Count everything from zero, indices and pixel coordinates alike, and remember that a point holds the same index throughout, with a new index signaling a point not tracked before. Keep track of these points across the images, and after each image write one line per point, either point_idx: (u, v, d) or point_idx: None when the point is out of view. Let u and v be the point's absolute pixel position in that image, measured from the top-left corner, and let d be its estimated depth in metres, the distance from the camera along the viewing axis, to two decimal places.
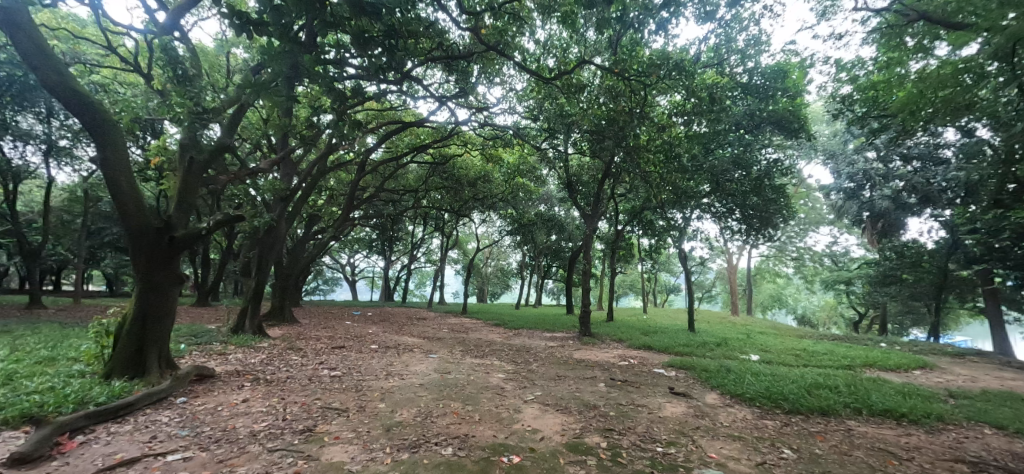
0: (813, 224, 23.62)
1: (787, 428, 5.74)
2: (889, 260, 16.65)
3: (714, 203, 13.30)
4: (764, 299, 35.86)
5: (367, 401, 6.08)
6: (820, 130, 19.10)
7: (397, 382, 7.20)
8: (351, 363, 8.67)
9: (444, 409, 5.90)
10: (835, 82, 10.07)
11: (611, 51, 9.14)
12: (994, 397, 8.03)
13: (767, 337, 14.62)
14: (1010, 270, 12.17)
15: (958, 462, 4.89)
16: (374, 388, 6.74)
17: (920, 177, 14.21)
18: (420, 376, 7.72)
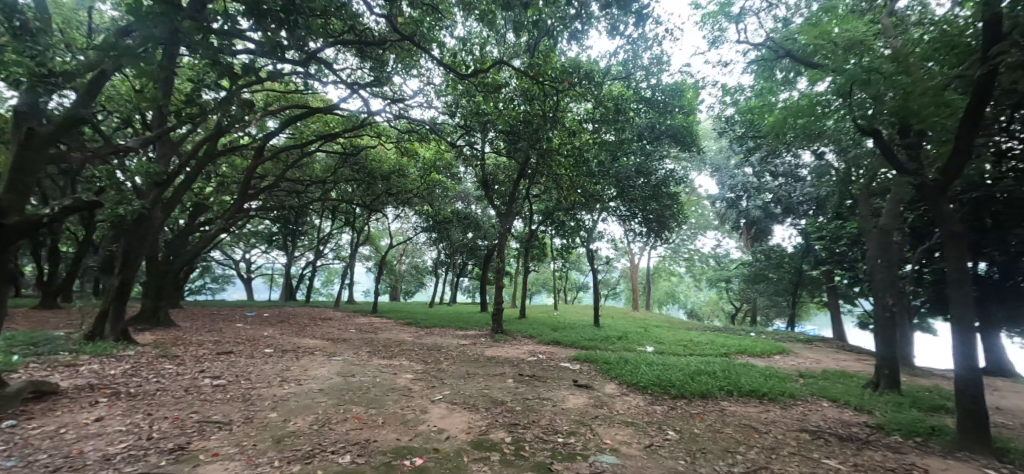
0: (701, 229, 26.33)
1: (672, 412, 6.34)
2: (760, 262, 19.08)
3: (619, 207, 14.11)
4: (661, 296, 39.12)
5: (256, 411, 5.59)
6: (709, 145, 21.35)
7: (293, 388, 6.71)
8: (240, 369, 7.91)
9: (344, 413, 5.61)
10: (721, 104, 11.30)
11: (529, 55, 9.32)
12: (832, 376, 9.60)
13: (661, 330, 15.99)
14: (847, 271, 14.47)
15: (803, 431, 5.76)
16: (265, 397, 6.21)
17: (784, 191, 16.50)
18: (320, 380, 7.28)
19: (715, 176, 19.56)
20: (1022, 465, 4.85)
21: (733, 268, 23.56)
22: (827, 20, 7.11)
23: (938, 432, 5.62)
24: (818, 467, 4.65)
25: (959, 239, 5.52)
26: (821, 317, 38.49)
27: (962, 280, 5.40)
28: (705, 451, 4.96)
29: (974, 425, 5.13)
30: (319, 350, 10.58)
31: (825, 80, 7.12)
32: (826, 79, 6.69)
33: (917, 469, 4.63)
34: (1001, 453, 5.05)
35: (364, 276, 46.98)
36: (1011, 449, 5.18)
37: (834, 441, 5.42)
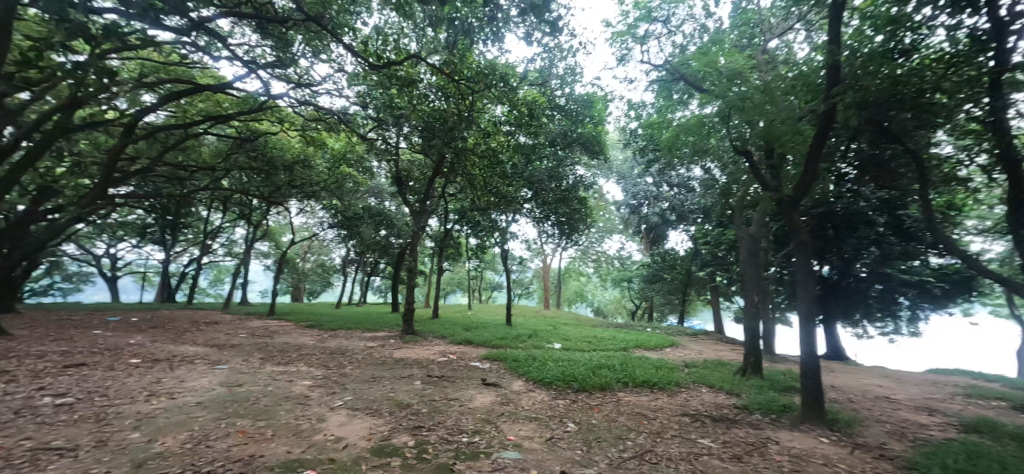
0: (608, 233, 28.15)
1: (574, 405, 6.73)
2: (657, 263, 20.97)
3: (532, 209, 14.52)
4: (570, 295, 40.95)
5: (114, 432, 4.83)
6: (615, 155, 22.95)
7: (164, 403, 5.90)
8: (96, 384, 6.74)
9: (227, 428, 5.07)
10: (626, 117, 12.22)
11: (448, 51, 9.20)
12: (709, 364, 10.92)
13: (569, 328, 16.84)
14: (724, 272, 16.49)
15: (683, 415, 6.49)
16: (126, 415, 5.39)
17: (677, 200, 18.35)
18: (200, 392, 6.49)
19: (620, 183, 21.10)
20: (845, 431, 5.96)
21: (634, 269, 25.55)
22: (714, 51, 8.09)
23: (788, 409, 6.68)
24: (694, 447, 5.28)
25: (807, 246, 6.63)
26: (707, 313, 43.11)
27: (807, 281, 6.51)
28: (601, 440, 5.36)
29: (813, 402, 6.18)
30: (202, 358, 9.41)
31: (707, 106, 8.10)
32: (709, 105, 7.65)
33: (771, 442, 5.46)
34: (832, 423, 6.16)
35: (260, 274, 42.71)
36: (838, 418, 6.34)
37: (709, 423, 6.18)
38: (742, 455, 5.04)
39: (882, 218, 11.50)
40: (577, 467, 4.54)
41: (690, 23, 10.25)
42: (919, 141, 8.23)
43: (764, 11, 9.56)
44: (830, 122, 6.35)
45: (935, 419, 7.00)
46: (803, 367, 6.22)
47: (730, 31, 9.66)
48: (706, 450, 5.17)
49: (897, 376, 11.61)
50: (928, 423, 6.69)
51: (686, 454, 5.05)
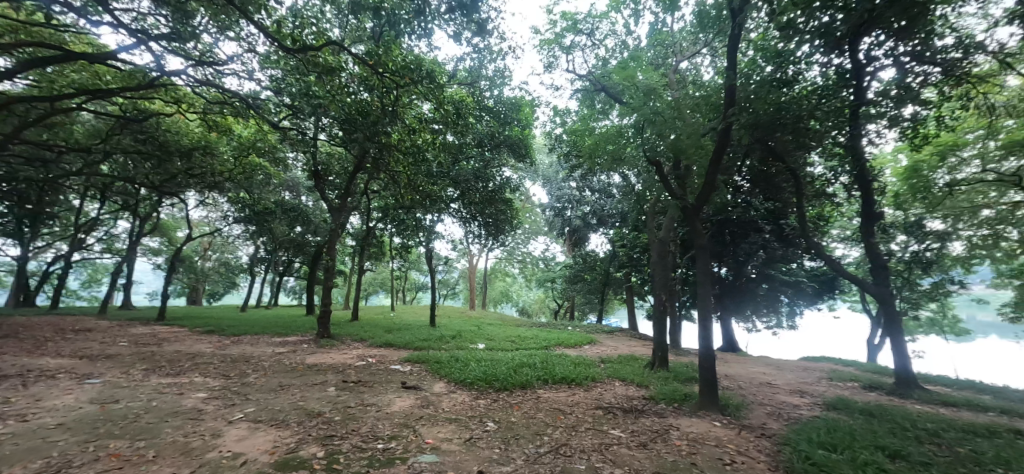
0: (533, 234, 28.77)
1: (494, 404, 6.80)
2: (580, 264, 21.82)
3: (459, 210, 14.46)
4: (496, 295, 41.24)
5: None
6: (541, 158, 23.52)
7: (14, 428, 5.03)
8: None
9: (97, 452, 4.46)
10: (552, 123, 12.58)
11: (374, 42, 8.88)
12: (623, 360, 11.57)
13: (493, 328, 16.95)
14: (638, 273, 17.55)
15: (597, 408, 6.84)
16: None
17: (599, 205, 19.26)
18: (64, 413, 5.62)
19: (546, 187, 21.69)
20: (735, 416, 6.64)
21: (557, 270, 26.35)
22: (632, 66, 8.61)
23: (689, 398, 7.29)
24: (606, 438, 5.58)
25: (706, 250, 7.28)
26: (625, 312, 45.56)
27: (706, 281, 7.18)
28: (518, 438, 5.48)
29: (709, 390, 6.79)
30: (68, 372, 8.15)
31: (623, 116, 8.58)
32: (626, 115, 8.10)
33: (673, 428, 5.93)
34: (724, 409, 6.82)
35: (150, 274, 38.00)
36: (730, 404, 7.04)
37: (619, 414, 6.56)
38: (648, 442, 5.42)
39: (769, 226, 12.95)
40: (493, 466, 4.60)
41: (612, 39, 10.82)
42: (797, 159, 9.45)
43: (677, 34, 10.37)
44: (728, 139, 7.03)
45: (806, 400, 8.04)
46: (701, 359, 6.83)
47: (647, 49, 10.35)
48: (616, 440, 5.49)
49: (779, 364, 13.14)
50: (800, 404, 7.66)
51: (598, 445, 5.32)
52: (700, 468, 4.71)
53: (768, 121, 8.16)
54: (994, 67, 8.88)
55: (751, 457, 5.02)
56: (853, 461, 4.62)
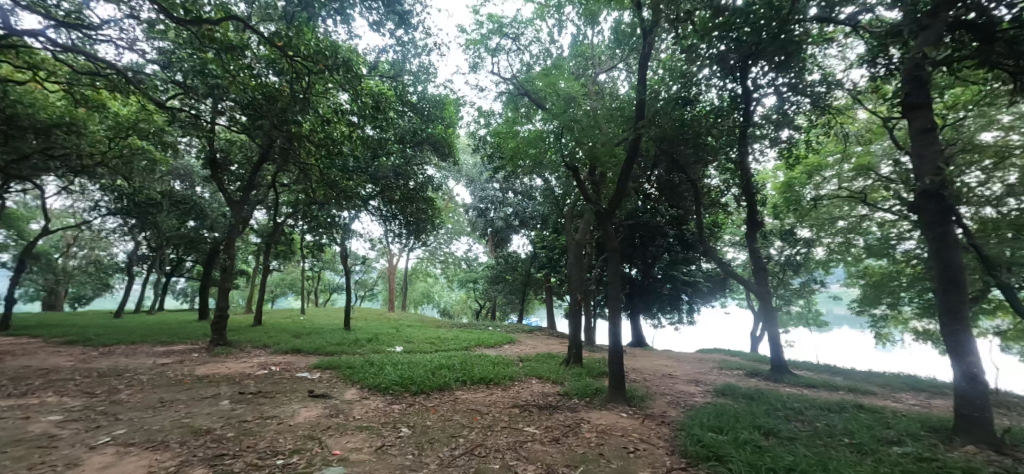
0: (456, 235, 28.50)
1: (410, 408, 6.62)
2: (502, 265, 22.05)
3: (379, 207, 13.73)
4: (416, 296, 40.27)
5: None
6: (465, 158, 23.39)
7: None
8: None
9: None
10: (476, 123, 12.52)
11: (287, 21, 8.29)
12: (540, 358, 11.86)
13: (412, 330, 16.52)
14: (557, 273, 18.13)
15: (514, 406, 6.93)
16: None
17: (521, 207, 19.52)
18: None
19: (469, 187, 21.62)
20: (639, 406, 7.10)
21: (479, 270, 26.36)
22: (553, 74, 8.86)
23: (599, 392, 7.66)
24: (520, 435, 5.67)
25: (617, 252, 7.70)
26: (545, 312, 46.80)
27: (615, 282, 7.57)
28: (433, 442, 5.38)
29: (617, 384, 7.19)
30: None
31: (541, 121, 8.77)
32: (546, 120, 8.31)
33: (584, 422, 6.19)
34: (630, 400, 7.27)
35: None
36: (635, 395, 7.51)
37: (535, 411, 6.72)
38: (560, 437, 5.61)
39: (673, 230, 14.10)
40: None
41: (536, 45, 11.07)
42: (695, 171, 10.42)
43: (597, 47, 10.89)
44: (637, 149, 7.49)
45: (700, 389, 8.83)
46: (611, 353, 7.20)
47: (569, 59, 10.75)
48: (530, 437, 5.61)
49: (679, 356, 14.31)
50: (695, 392, 8.40)
51: (512, 443, 5.40)
52: (607, 457, 4.98)
53: (674, 135, 8.99)
54: (850, 100, 10.42)
55: (652, 444, 5.38)
56: (736, 440, 5.17)
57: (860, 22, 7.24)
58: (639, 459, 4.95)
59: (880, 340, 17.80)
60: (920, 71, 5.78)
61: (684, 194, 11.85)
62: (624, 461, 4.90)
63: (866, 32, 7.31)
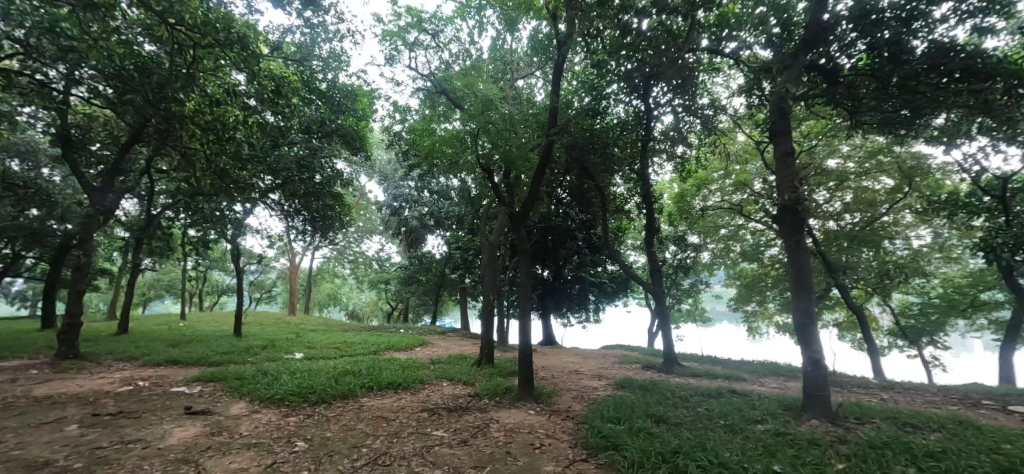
0: (367, 233, 27.20)
1: (307, 419, 6.13)
2: (415, 265, 21.47)
3: (280, 201, 11.66)
4: (322, 298, 37.74)
5: None
6: (379, 153, 22.48)
7: None
8: None
9: None
10: (391, 118, 12.00)
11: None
12: (452, 359, 11.74)
13: (315, 334, 15.43)
14: (471, 273, 18.17)
15: (423, 410, 6.74)
16: None
17: (436, 206, 19.10)
18: None
19: (382, 184, 20.83)
20: (547, 402, 7.30)
21: (391, 271, 25.48)
22: (472, 74, 8.77)
23: (509, 391, 7.73)
24: (428, 440, 5.53)
25: (528, 253, 7.83)
26: (459, 312, 46.60)
27: (527, 283, 7.69)
28: (332, 454, 5.03)
29: (526, 382, 7.31)
30: None
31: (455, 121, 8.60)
32: (462, 120, 8.16)
33: (492, 422, 6.19)
34: (539, 397, 7.43)
35: None
36: (543, 392, 7.69)
37: (443, 414, 6.58)
38: (468, 438, 5.56)
39: (583, 234, 14.79)
40: None
41: (456, 44, 10.92)
42: (603, 179, 11.04)
43: (516, 53, 11.03)
44: (549, 155, 7.73)
45: (603, 383, 9.35)
46: (521, 352, 7.30)
47: (488, 62, 10.77)
48: (438, 442, 5.48)
49: (584, 353, 14.98)
50: (598, 386, 8.85)
51: (419, 448, 5.23)
52: (513, 455, 5.03)
53: (583, 144, 9.88)
54: (730, 124, 11.71)
55: (557, 439, 5.54)
56: (631, 429, 5.51)
57: (740, 57, 8.18)
58: (543, 454, 5.06)
59: (752, 333, 20.23)
60: (780, 103, 6.73)
61: (592, 200, 12.51)
62: (530, 457, 4.99)
63: (745, 65, 8.28)
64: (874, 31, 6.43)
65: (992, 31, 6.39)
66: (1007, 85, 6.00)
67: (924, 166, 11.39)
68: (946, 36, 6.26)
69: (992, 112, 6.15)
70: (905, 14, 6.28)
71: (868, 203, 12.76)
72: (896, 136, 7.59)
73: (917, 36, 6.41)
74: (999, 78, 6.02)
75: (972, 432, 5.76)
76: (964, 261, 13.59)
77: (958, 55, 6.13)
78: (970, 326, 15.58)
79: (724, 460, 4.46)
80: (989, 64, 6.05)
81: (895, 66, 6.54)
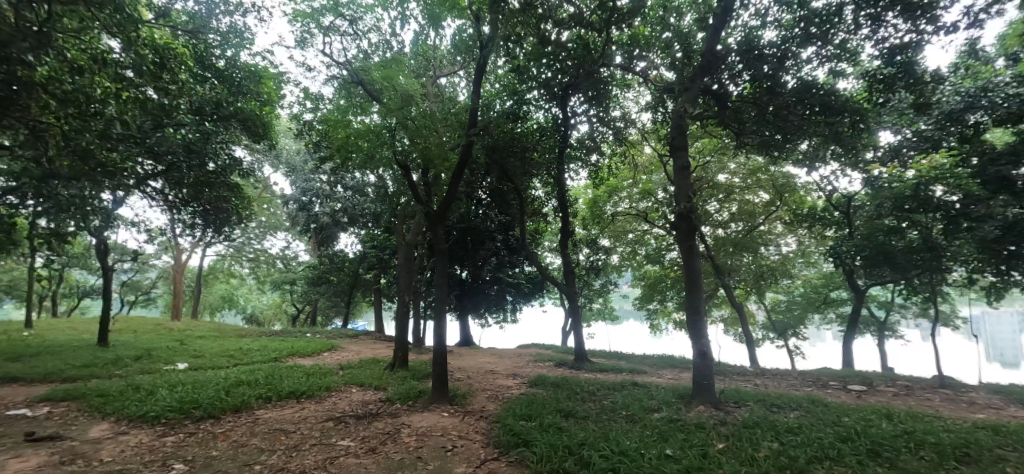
0: (271, 229, 24.96)
1: (189, 439, 5.39)
2: (325, 265, 20.15)
3: (163, 190, 10.17)
4: (214, 301, 33.92)
5: None
6: (287, 143, 20.78)
7: None
8: None
9: None
10: (300, 106, 11.04)
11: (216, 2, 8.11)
12: (363, 364, 11.14)
13: (204, 341, 13.77)
14: (386, 273, 17.45)
15: (328, 420, 6.26)
16: None
17: (350, 202, 18.06)
18: None
19: (290, 176, 19.29)
20: (460, 403, 7.17)
21: (298, 271, 23.68)
22: (391, 67, 8.36)
23: (422, 394, 7.49)
24: (333, 450, 5.13)
25: (445, 253, 7.64)
26: (372, 315, 44.66)
27: (442, 282, 7.51)
28: None
29: (440, 384, 7.13)
30: None
31: (373, 114, 7.99)
32: (379, 115, 7.63)
33: (404, 427, 5.92)
34: (452, 399, 7.29)
35: None
36: (458, 393, 7.56)
37: (351, 422, 6.16)
38: (377, 446, 5.26)
39: (501, 235, 14.85)
40: None
41: (375, 34, 10.38)
42: (522, 182, 11.17)
43: (438, 50, 10.75)
44: (468, 155, 7.62)
45: (516, 381, 9.45)
46: (436, 354, 7.08)
47: (410, 56, 10.37)
48: (343, 452, 5.10)
49: (499, 353, 15.07)
50: (512, 385, 8.92)
51: (322, 460, 4.83)
52: (424, 460, 4.84)
53: (503, 146, 10.01)
54: (638, 136, 12.51)
55: (471, 440, 5.45)
56: (542, 425, 5.58)
57: (648, 75, 8.76)
58: (456, 456, 4.94)
59: (654, 330, 21.75)
60: (680, 121, 7.31)
61: (511, 202, 12.65)
62: (440, 461, 4.83)
63: (652, 84, 8.86)
64: (757, 64, 7.51)
65: (842, 75, 7.68)
66: (852, 120, 7.41)
67: (792, 184, 13.07)
68: (810, 76, 7.51)
69: (841, 141, 7.65)
70: (779, 53, 7.46)
71: (749, 214, 14.37)
72: (770, 155, 8.65)
73: (788, 73, 7.59)
74: (846, 114, 7.37)
75: (822, 409, 6.69)
76: (820, 265, 15.84)
77: (818, 92, 7.41)
78: (823, 320, 18.19)
79: (626, 449, 4.68)
80: (840, 102, 7.39)
81: (771, 96, 7.70)
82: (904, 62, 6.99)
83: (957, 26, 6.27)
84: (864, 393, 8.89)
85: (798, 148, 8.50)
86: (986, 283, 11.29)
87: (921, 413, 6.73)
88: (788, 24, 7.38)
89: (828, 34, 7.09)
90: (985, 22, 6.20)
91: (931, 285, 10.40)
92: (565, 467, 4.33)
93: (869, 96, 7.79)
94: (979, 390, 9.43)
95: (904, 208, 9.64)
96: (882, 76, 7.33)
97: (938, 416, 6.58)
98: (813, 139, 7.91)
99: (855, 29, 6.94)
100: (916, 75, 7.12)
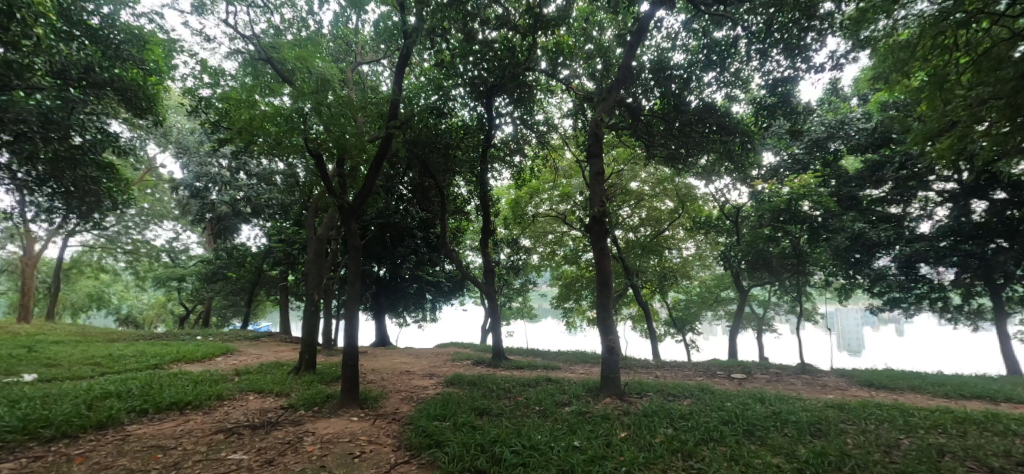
0: (156, 218, 22.01)
1: (33, 464, 4.50)
2: (221, 259, 18.19)
3: (10, 166, 8.45)
4: (79, 300, 29.12)
5: None
6: (180, 122, 18.50)
7: None
8: None
9: None
10: (195, 80, 9.76)
11: (231, 13, 8.43)
12: (262, 368, 10.17)
13: (62, 346, 11.72)
14: (294, 269, 16.21)
15: (217, 433, 5.59)
16: None
17: (253, 191, 16.50)
18: None
19: (181, 159, 17.14)
20: (370, 406, 6.81)
21: (188, 266, 21.16)
22: (306, 46, 7.71)
23: (329, 398, 7.00)
24: (221, 466, 4.61)
25: (359, 249, 7.18)
26: (275, 314, 41.39)
27: (357, 279, 7.06)
28: None
29: (350, 387, 6.70)
30: None
31: (282, 97, 7.29)
32: (289, 98, 6.97)
33: (307, 434, 5.50)
34: (362, 402, 6.89)
35: None
36: (369, 396, 7.18)
37: (245, 434, 5.57)
38: (275, 457, 4.81)
39: (421, 232, 14.39)
40: None
41: (288, 9, 9.54)
42: (445, 179, 10.94)
43: (360, 34, 10.16)
44: (388, 147, 7.29)
45: (431, 381, 9.24)
46: (346, 356, 6.66)
47: (328, 38, 9.70)
48: (234, 467, 4.59)
49: (414, 352, 14.65)
50: (428, 385, 8.69)
51: None
52: (328, 468, 4.52)
53: (425, 140, 9.71)
54: (559, 141, 12.89)
55: (382, 443, 5.20)
56: (455, 425, 5.47)
57: (571, 83, 9.04)
58: (363, 462, 4.69)
59: (569, 328, 22.40)
60: (597, 130, 7.54)
61: (432, 199, 12.42)
62: (346, 468, 4.53)
63: (574, 92, 9.17)
64: (667, 83, 8.07)
65: (735, 100, 8.51)
66: (742, 140, 8.22)
67: (693, 194, 14.31)
68: (709, 98, 8.22)
69: (732, 158, 8.46)
70: (685, 74, 8.08)
71: (656, 220, 15.41)
72: (674, 166, 9.31)
73: (692, 93, 8.26)
74: (737, 134, 8.16)
75: (711, 396, 7.38)
76: (714, 268, 17.49)
77: (716, 114, 8.16)
78: (714, 316, 20.14)
79: (536, 443, 4.75)
80: (733, 123, 8.16)
81: (676, 113, 8.28)
82: (784, 93, 7.89)
83: (824, 67, 7.33)
84: (744, 380, 9.95)
85: (698, 163, 9.26)
86: (839, 284, 13.20)
87: (787, 396, 7.61)
88: (693, 49, 8.06)
89: (725, 62, 7.87)
90: (844, 66, 7.26)
91: (799, 287, 11.95)
92: (477, 465, 4.28)
93: (756, 120, 8.74)
94: (830, 374, 10.99)
95: (779, 220, 10.84)
96: (767, 104, 8.23)
97: (800, 397, 7.58)
98: (711, 154, 8.70)
99: (747, 60, 7.75)
100: (792, 105, 8.10)
